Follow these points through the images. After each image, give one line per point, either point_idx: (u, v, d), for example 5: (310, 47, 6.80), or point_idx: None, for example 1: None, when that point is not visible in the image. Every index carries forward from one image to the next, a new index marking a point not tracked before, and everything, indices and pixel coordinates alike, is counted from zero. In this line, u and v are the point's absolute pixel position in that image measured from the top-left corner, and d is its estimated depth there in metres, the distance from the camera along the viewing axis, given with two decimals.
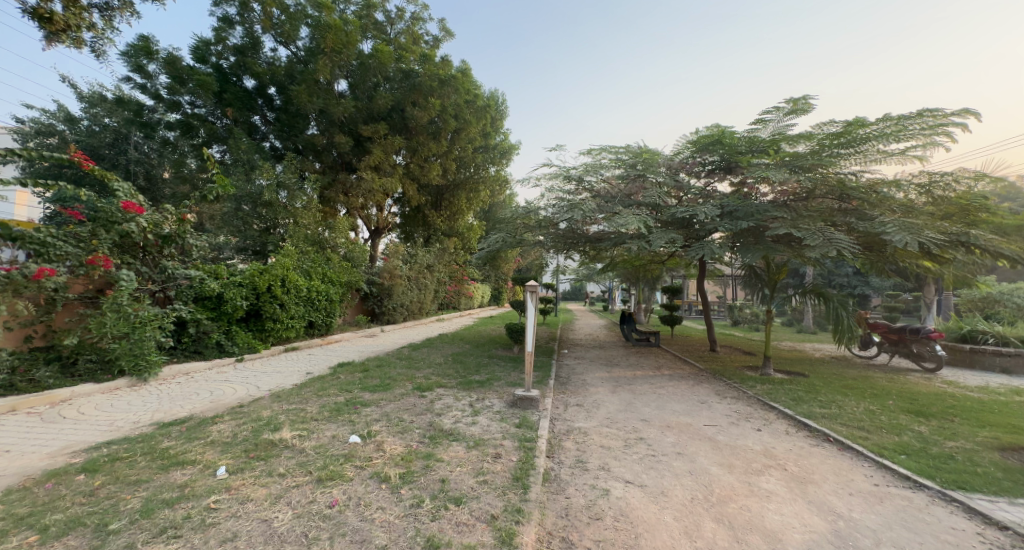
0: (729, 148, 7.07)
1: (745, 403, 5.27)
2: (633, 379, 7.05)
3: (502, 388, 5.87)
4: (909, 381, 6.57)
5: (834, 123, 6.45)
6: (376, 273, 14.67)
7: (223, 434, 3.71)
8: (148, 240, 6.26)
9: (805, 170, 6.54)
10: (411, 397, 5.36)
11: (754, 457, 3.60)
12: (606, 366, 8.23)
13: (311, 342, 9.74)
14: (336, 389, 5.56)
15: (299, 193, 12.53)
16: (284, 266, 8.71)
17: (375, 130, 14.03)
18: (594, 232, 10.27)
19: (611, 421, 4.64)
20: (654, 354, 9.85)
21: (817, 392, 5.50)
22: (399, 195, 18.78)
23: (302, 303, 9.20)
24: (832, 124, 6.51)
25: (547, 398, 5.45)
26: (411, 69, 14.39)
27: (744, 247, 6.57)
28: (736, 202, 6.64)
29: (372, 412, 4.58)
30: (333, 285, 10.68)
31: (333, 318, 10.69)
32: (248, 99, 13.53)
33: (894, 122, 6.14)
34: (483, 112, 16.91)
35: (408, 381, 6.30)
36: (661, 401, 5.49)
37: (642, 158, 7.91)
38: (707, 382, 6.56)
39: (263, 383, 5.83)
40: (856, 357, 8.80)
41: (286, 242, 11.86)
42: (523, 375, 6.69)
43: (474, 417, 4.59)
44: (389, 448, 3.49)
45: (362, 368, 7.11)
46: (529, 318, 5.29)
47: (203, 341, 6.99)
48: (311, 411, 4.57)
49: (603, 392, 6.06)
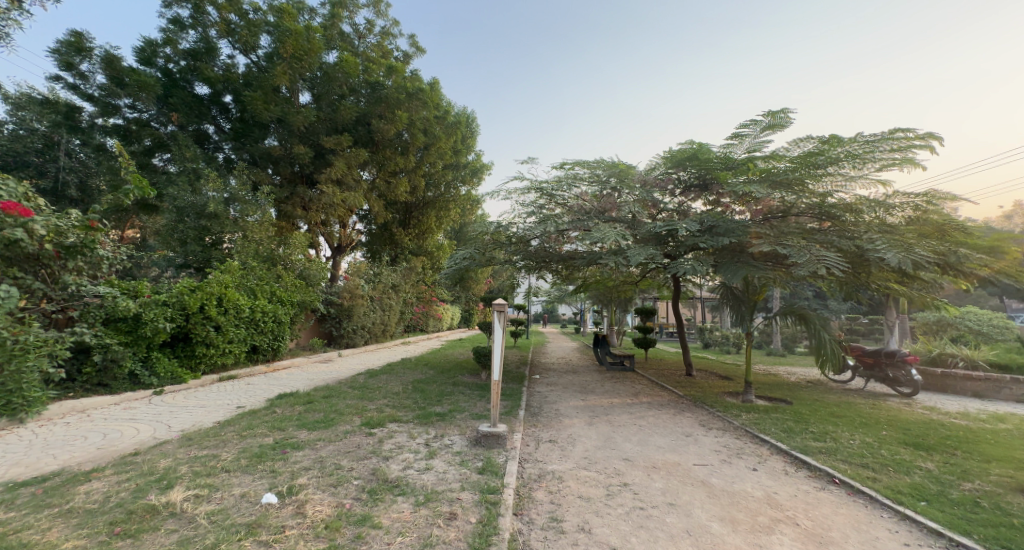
0: (705, 164, 6.84)
1: (733, 437, 4.78)
2: (610, 408, 6.48)
3: (465, 422, 5.15)
4: (892, 408, 6.32)
5: (809, 140, 6.34)
6: (335, 293, 13.66)
7: (88, 498, 2.82)
8: (45, 250, 5.27)
9: (781, 193, 6.48)
10: (356, 435, 4.55)
11: (757, 507, 3.05)
12: (581, 393, 7.63)
13: (253, 369, 8.65)
14: (266, 427, 4.67)
15: (251, 205, 11.58)
16: (223, 284, 7.78)
17: (338, 142, 13.30)
18: (567, 251, 9.85)
19: (590, 462, 4.01)
20: (630, 379, 9.35)
21: (806, 421, 5.10)
22: (365, 211, 17.96)
23: (243, 325, 8.21)
24: (803, 145, 6.47)
25: (516, 434, 4.77)
26: (377, 81, 13.91)
27: (726, 265, 6.26)
28: (717, 219, 6.45)
29: (303, 457, 3.77)
30: (283, 306, 9.70)
31: (281, 341, 9.67)
32: (197, 106, 12.60)
33: (867, 145, 6.06)
34: (452, 128, 16.90)
35: (357, 414, 5.47)
36: (643, 435, 4.92)
37: (616, 173, 7.60)
38: (689, 411, 6.08)
39: (178, 421, 4.88)
40: (832, 381, 8.60)
41: (233, 258, 10.82)
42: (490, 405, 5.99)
43: (429, 461, 3.85)
44: (311, 512, 2.72)
45: (306, 400, 6.20)
46: (496, 342, 4.66)
47: (111, 371, 5.92)
48: (225, 458, 3.70)
49: (579, 425, 5.44)
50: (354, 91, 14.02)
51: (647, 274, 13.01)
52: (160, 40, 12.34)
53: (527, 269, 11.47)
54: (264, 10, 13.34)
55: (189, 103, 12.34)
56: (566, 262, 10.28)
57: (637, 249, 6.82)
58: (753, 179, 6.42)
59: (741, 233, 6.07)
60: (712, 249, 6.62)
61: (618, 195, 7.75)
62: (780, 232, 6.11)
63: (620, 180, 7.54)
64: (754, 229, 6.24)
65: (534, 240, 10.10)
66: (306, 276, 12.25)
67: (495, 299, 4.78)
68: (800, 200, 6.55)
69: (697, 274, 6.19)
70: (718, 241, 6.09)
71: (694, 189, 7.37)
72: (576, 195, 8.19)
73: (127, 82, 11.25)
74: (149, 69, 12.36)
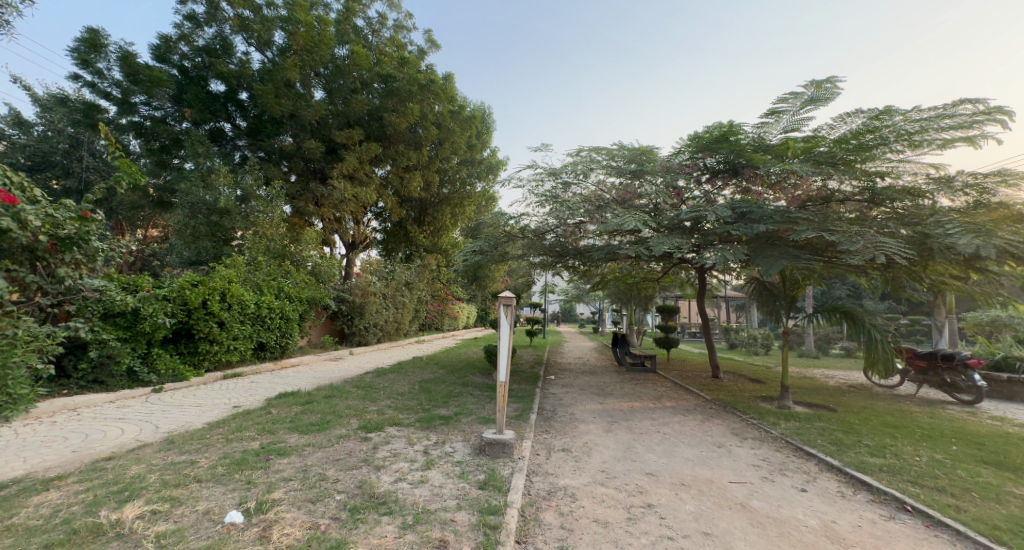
0: (737, 146, 6.23)
1: (773, 450, 4.19)
2: (630, 413, 5.96)
3: (471, 427, 4.72)
4: (953, 417, 5.59)
5: (860, 111, 5.56)
6: (347, 290, 13.46)
7: (34, 513, 2.48)
8: (40, 243, 4.97)
9: (823, 180, 5.90)
10: (350, 440, 4.18)
11: (815, 540, 2.50)
12: (598, 396, 7.12)
13: (260, 367, 8.45)
14: (256, 429, 4.35)
15: (262, 201, 11.45)
16: (228, 279, 7.59)
17: (349, 136, 13.07)
18: (583, 246, 9.35)
19: (608, 477, 3.52)
20: (652, 381, 8.77)
21: (857, 433, 4.47)
22: (380, 207, 17.80)
23: (248, 321, 8.00)
24: (854, 120, 5.68)
25: (525, 442, 4.31)
26: (389, 73, 13.65)
27: (763, 254, 5.65)
28: (757, 205, 5.91)
29: (286, 466, 3.39)
30: (291, 302, 9.50)
31: (289, 338, 9.46)
32: (210, 102, 12.55)
33: (921, 125, 5.27)
34: (466, 122, 16.55)
35: (356, 417, 5.10)
36: (668, 445, 4.39)
37: (637, 160, 7.03)
38: (719, 418, 5.50)
39: (167, 421, 4.62)
40: (877, 386, 7.83)
41: (243, 254, 10.71)
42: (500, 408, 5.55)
43: (425, 472, 3.43)
44: (278, 536, 2.32)
45: (306, 400, 5.88)
46: (503, 339, 4.20)
47: (108, 367, 5.74)
48: (201, 465, 3.35)
49: (596, 431, 4.94)
50: (367, 85, 13.80)
51: (669, 270, 12.35)
52: (175, 36, 12.34)
53: (542, 264, 10.98)
54: (278, 5, 13.19)
55: (203, 99, 12.29)
56: (583, 256, 9.75)
57: (662, 240, 6.26)
58: (794, 162, 5.79)
59: (785, 222, 5.55)
60: (748, 236, 6.02)
61: (640, 182, 7.20)
62: (826, 219, 5.50)
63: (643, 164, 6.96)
64: (795, 214, 5.65)
65: (549, 233, 9.59)
66: (318, 273, 12.09)
67: (501, 295, 4.32)
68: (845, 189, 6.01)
69: (730, 263, 5.59)
70: (756, 228, 5.56)
71: (721, 176, 6.76)
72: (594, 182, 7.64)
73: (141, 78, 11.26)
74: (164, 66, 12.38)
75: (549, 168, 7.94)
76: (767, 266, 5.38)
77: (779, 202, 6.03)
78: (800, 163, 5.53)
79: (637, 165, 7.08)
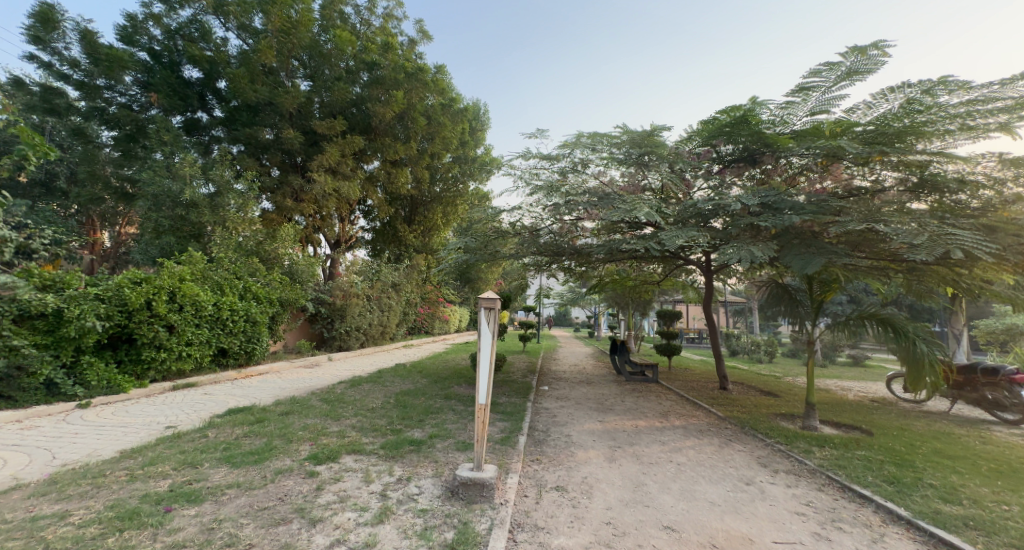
0: (757, 131, 5.48)
1: (816, 490, 3.39)
2: (635, 434, 5.17)
3: (447, 458, 3.88)
4: (1006, 441, 4.86)
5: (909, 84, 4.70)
6: (327, 291, 12.59)
7: None
8: None
9: (858, 165, 5.22)
10: (292, 476, 3.34)
11: None
12: (597, 412, 6.31)
13: (219, 376, 7.56)
14: (178, 461, 3.49)
15: (234, 194, 10.56)
16: (181, 277, 6.75)
17: (331, 126, 12.21)
18: (581, 245, 8.63)
19: (617, 533, 2.70)
20: (656, 393, 8.00)
21: (913, 466, 3.69)
22: (367, 205, 17.00)
23: (205, 324, 7.14)
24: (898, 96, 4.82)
25: (510, 479, 3.49)
26: (374, 61, 12.90)
27: (796, 251, 4.92)
28: (789, 193, 5.27)
29: (188, 522, 2.53)
30: (259, 304, 8.63)
31: (257, 344, 8.59)
32: (181, 88, 11.64)
33: (966, 107, 4.52)
34: (458, 116, 15.80)
35: (309, 441, 4.24)
36: (686, 482, 3.59)
37: (642, 144, 6.26)
38: (739, 442, 4.72)
39: (72, 449, 3.74)
40: (903, 401, 7.09)
41: (210, 251, 9.80)
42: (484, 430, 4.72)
43: (374, 529, 2.60)
44: None
45: (257, 417, 5.02)
46: (484, 352, 3.39)
47: (18, 380, 4.83)
48: (70, 520, 2.47)
49: (596, 461, 4.12)
50: (351, 75, 13.02)
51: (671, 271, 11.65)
52: (143, 16, 11.42)
53: (536, 264, 10.20)
54: None
55: (172, 84, 11.39)
56: (580, 254, 8.96)
57: (677, 234, 5.55)
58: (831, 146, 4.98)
59: (821, 213, 4.87)
60: (777, 229, 5.31)
61: (647, 171, 6.45)
62: (869, 210, 4.84)
63: (651, 149, 6.11)
64: (833, 203, 4.99)
65: (543, 230, 8.78)
66: (295, 272, 11.24)
67: (481, 296, 3.50)
68: (883, 177, 5.32)
69: (757, 261, 4.85)
70: (784, 221, 4.83)
71: (736, 167, 6.06)
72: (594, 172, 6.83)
73: (102, 58, 10.34)
74: (131, 48, 11.47)
75: (542, 154, 7.08)
76: (803, 262, 4.65)
77: (808, 192, 5.31)
78: (845, 145, 4.75)
79: (642, 152, 6.30)
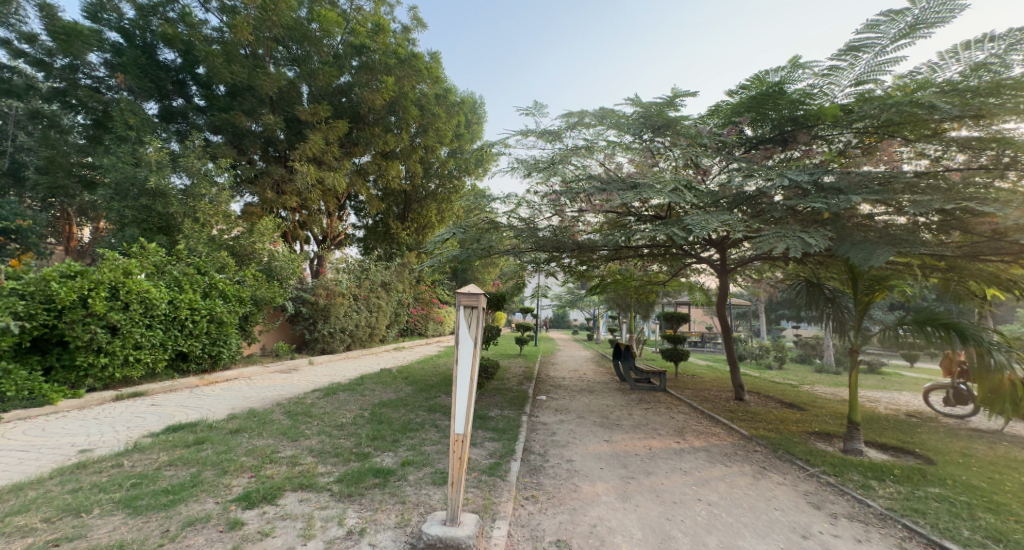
0: (784, 115, 4.85)
1: (896, 548, 2.59)
2: (649, 458, 4.36)
3: (419, 500, 3.04)
4: None
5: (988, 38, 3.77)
6: (309, 289, 11.78)
7: None
8: None
9: (913, 142, 4.46)
10: (205, 530, 2.48)
11: None
12: (603, 428, 5.50)
13: (176, 384, 6.71)
14: (59, 506, 2.65)
15: (206, 182, 9.69)
16: (126, 271, 5.90)
17: (315, 113, 11.40)
18: (584, 241, 7.84)
19: None
20: (666, 405, 7.21)
21: (1014, 516, 2.88)
22: (358, 200, 16.21)
23: (158, 325, 6.30)
24: (976, 52, 3.92)
25: (497, 531, 2.66)
26: (363, 44, 12.13)
27: (854, 239, 4.18)
28: (839, 172, 4.58)
29: None
30: (227, 303, 7.79)
31: (224, 347, 7.75)
32: (154, 70, 10.81)
33: None
34: (454, 108, 15.07)
35: (249, 472, 3.39)
36: (724, 533, 2.78)
37: (656, 119, 5.41)
38: (777, 472, 3.91)
39: None
40: (944, 417, 6.33)
41: (178, 244, 8.96)
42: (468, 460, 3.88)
43: None
44: None
45: (198, 436, 4.17)
46: (462, 366, 2.58)
47: None
48: None
49: (606, 499, 3.30)
50: (339, 60, 12.24)
51: (679, 270, 10.93)
52: None
53: (535, 261, 9.41)
54: None
55: (143, 65, 10.56)
56: (582, 249, 8.22)
57: (708, 220, 4.78)
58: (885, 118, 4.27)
59: (880, 194, 4.17)
60: (831, 213, 4.62)
61: (663, 150, 5.70)
62: (941, 190, 4.16)
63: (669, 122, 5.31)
64: (895, 179, 4.35)
65: (542, 223, 8.03)
66: (273, 269, 10.42)
67: (460, 292, 2.65)
68: (944, 156, 4.53)
69: (808, 251, 4.07)
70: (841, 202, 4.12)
71: (757, 153, 5.28)
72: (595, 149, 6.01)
73: (62, 33, 9.46)
74: (98, 26, 10.60)
75: (540, 131, 6.27)
76: (865, 251, 3.88)
77: (858, 170, 4.56)
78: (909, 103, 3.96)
79: (656, 128, 5.47)
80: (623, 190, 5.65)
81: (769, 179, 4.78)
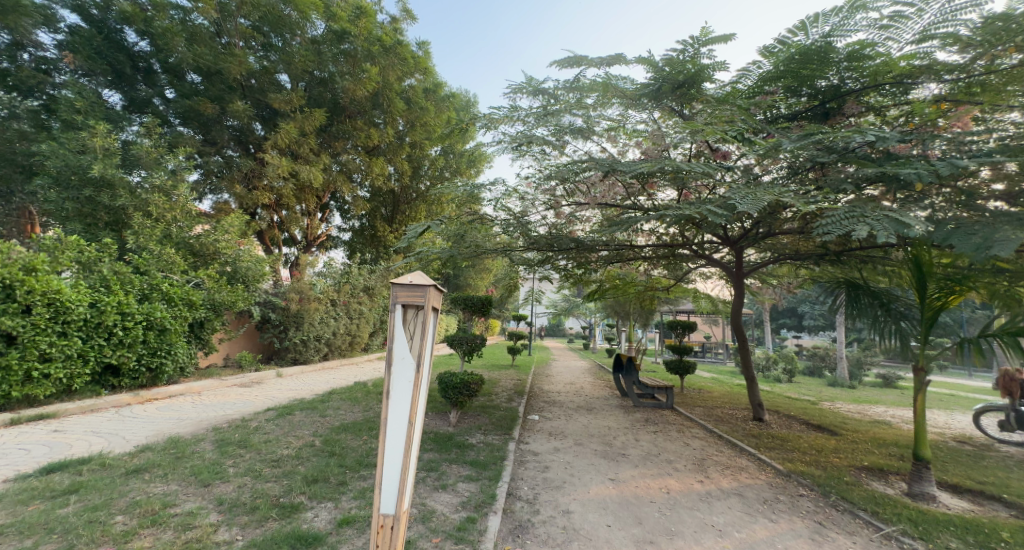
0: (827, 83, 4.13)
1: None
2: (670, 506, 3.40)
3: None
4: None
5: None
6: (281, 293, 10.75)
7: None
8: None
9: (1000, 105, 3.65)
10: None
11: None
12: (608, 461, 4.52)
13: (102, 403, 5.68)
14: None
15: (162, 172, 8.68)
16: (30, 267, 4.92)
17: (290, 101, 10.47)
18: (582, 240, 7.09)
19: None
20: (678, 428, 6.26)
21: None
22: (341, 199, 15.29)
23: (76, 333, 5.28)
24: None
25: None
26: (344, 29, 11.25)
27: (952, 223, 3.34)
28: (923, 135, 3.72)
29: None
30: (172, 307, 6.77)
31: (167, 358, 6.71)
32: (111, 51, 9.83)
33: None
34: (444, 103, 14.20)
35: (108, 547, 2.34)
36: None
37: (672, 78, 4.60)
38: (845, 533, 2.95)
39: None
40: (1001, 444, 5.45)
41: (127, 239, 7.96)
42: (432, 522, 2.87)
43: None
44: None
45: (73, 483, 3.12)
46: (400, 398, 1.64)
47: None
48: None
49: None
50: (317, 47, 11.37)
51: (684, 273, 10.15)
52: None
53: (528, 262, 8.48)
54: None
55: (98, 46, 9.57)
56: (579, 249, 7.36)
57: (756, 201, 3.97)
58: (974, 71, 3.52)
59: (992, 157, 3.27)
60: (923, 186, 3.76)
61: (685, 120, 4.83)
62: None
63: (695, 80, 4.54)
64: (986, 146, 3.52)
65: (535, 219, 7.26)
66: (238, 271, 9.41)
67: (395, 284, 1.69)
68: None
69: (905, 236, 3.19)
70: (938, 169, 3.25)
71: (792, 126, 4.48)
72: (601, 117, 5.12)
73: None
74: None
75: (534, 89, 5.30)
76: (980, 235, 3.09)
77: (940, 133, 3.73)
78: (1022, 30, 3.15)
79: (673, 92, 4.70)
80: (652, 163, 4.87)
81: (831, 147, 3.95)
